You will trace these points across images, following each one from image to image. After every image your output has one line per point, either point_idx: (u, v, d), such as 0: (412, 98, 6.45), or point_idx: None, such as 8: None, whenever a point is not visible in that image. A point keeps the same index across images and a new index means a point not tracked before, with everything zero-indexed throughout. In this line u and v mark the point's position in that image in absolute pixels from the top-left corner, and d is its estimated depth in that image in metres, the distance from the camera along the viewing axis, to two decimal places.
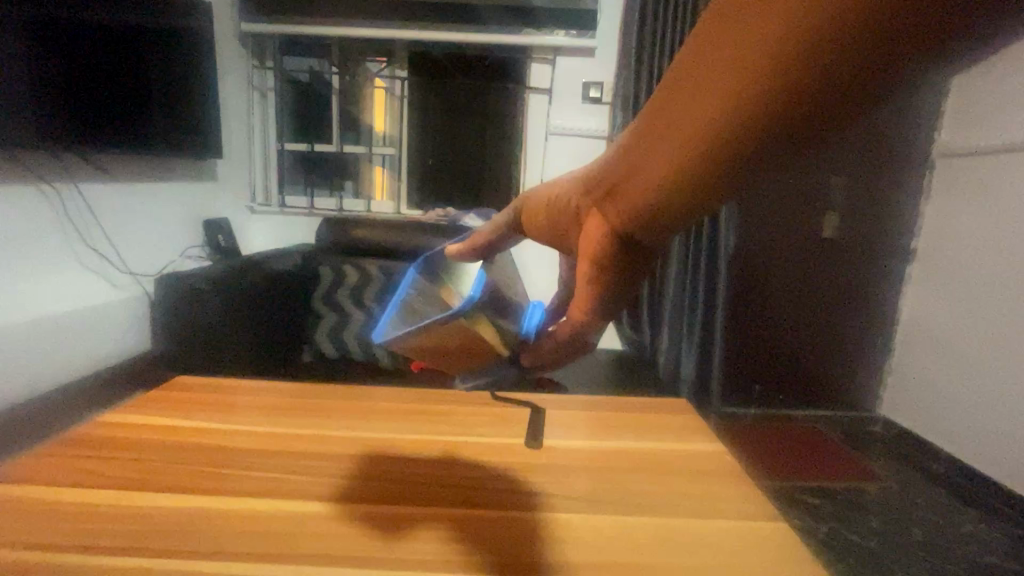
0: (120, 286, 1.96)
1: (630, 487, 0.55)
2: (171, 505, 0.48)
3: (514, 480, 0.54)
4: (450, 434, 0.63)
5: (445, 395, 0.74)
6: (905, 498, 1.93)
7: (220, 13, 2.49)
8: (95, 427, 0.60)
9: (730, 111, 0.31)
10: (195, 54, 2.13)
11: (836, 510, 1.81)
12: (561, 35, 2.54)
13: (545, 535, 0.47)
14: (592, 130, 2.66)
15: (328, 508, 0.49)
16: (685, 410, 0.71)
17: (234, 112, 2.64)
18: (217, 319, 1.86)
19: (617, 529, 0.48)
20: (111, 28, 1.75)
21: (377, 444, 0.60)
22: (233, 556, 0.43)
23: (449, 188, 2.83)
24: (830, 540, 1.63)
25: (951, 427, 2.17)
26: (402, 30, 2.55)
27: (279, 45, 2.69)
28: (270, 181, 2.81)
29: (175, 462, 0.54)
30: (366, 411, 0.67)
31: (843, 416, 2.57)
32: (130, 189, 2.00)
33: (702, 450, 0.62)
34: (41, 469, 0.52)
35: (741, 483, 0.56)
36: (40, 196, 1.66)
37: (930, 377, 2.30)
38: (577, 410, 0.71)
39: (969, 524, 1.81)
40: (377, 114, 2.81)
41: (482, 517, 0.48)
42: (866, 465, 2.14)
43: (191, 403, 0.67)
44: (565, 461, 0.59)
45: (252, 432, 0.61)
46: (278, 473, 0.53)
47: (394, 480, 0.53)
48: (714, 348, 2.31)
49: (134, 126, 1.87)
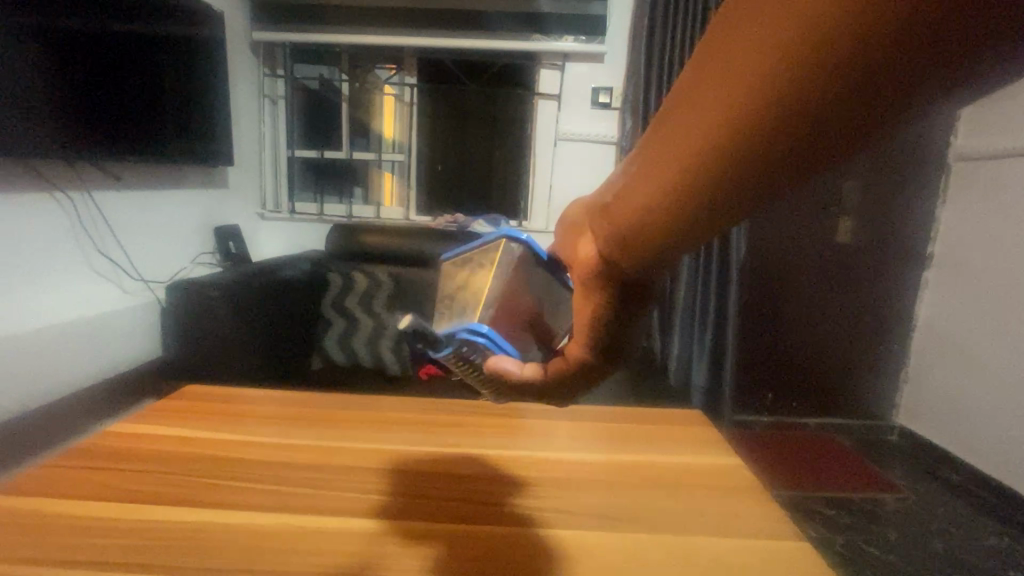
0: (131, 293, 1.97)
1: (643, 502, 0.53)
2: (175, 519, 0.47)
3: (523, 495, 0.53)
4: (458, 444, 0.62)
5: (457, 405, 0.73)
6: (923, 508, 1.89)
7: (232, 21, 2.52)
8: (100, 437, 0.60)
9: (722, 155, 0.28)
10: (206, 63, 2.17)
11: (854, 522, 1.77)
12: (570, 41, 2.54)
13: (558, 553, 0.46)
14: (602, 135, 2.64)
15: (336, 523, 0.48)
16: (695, 422, 0.70)
17: (245, 120, 2.67)
18: (228, 325, 1.87)
19: (639, 548, 0.47)
20: (129, 39, 1.79)
21: (384, 456, 0.59)
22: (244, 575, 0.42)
23: (458, 194, 2.84)
24: (847, 552, 1.60)
25: (966, 436, 2.13)
26: (411, 38, 2.56)
27: (290, 53, 2.72)
28: (280, 188, 2.84)
29: (186, 474, 0.54)
30: (377, 421, 0.67)
31: (858, 424, 2.53)
32: (143, 197, 2.03)
33: (716, 463, 0.60)
34: (46, 480, 0.52)
35: (763, 500, 0.54)
36: (54, 204, 1.69)
37: (946, 385, 2.26)
38: (587, 421, 0.69)
39: (992, 538, 1.76)
40: (385, 120, 2.81)
41: (492, 534, 0.47)
42: (882, 475, 2.11)
43: (202, 413, 0.67)
44: (576, 474, 0.57)
45: (258, 442, 0.61)
46: (286, 486, 0.53)
47: (408, 494, 0.52)
48: (726, 356, 2.28)
49: (148, 134, 1.90)
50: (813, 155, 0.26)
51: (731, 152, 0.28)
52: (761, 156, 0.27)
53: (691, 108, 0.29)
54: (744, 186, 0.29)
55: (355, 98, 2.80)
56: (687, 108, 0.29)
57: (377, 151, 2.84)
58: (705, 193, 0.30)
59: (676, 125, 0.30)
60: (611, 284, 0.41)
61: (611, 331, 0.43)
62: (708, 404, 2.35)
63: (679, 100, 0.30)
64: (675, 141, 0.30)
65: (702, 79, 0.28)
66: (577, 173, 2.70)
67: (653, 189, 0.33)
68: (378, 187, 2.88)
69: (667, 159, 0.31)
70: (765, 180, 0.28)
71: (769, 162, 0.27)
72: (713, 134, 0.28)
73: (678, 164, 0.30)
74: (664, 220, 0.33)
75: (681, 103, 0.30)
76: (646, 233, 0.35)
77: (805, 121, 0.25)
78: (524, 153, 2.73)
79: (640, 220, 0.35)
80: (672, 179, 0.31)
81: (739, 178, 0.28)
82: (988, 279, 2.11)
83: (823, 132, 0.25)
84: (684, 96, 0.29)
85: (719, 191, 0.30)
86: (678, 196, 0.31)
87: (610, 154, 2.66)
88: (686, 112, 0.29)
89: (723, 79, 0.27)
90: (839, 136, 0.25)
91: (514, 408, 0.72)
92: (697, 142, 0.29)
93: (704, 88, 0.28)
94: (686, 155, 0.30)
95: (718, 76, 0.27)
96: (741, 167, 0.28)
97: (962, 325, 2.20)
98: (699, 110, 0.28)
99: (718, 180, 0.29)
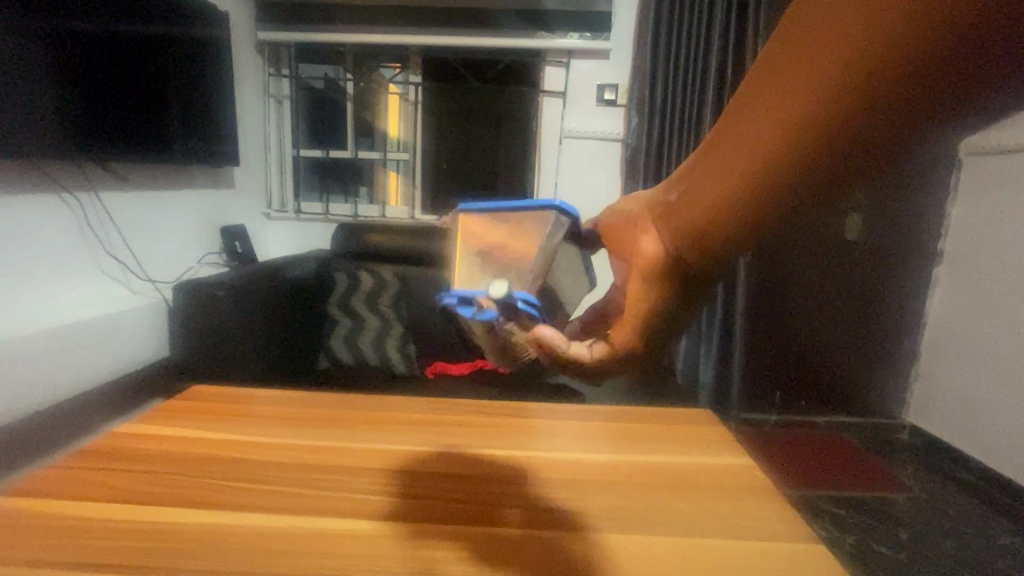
0: (139, 293, 1.99)
1: (657, 504, 0.52)
2: (187, 521, 0.47)
3: (535, 497, 0.52)
4: (469, 446, 0.61)
5: (462, 405, 0.72)
6: (934, 507, 1.87)
7: (239, 22, 2.52)
8: (110, 439, 0.60)
9: (808, 125, 0.26)
10: (211, 63, 2.17)
11: (863, 521, 1.75)
12: (575, 38, 2.52)
13: (573, 555, 0.45)
14: (607, 132, 2.63)
15: (348, 524, 0.47)
16: (707, 423, 0.69)
17: (250, 119, 2.68)
18: (233, 323, 1.87)
19: (645, 550, 0.46)
20: (134, 40, 1.80)
21: (394, 458, 0.58)
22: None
23: (464, 194, 2.84)
24: (857, 552, 1.58)
25: (976, 433, 2.10)
26: (414, 36, 2.56)
27: (295, 53, 2.73)
28: (286, 189, 2.85)
29: (190, 475, 0.54)
30: (386, 422, 0.66)
31: (867, 423, 2.51)
32: (149, 198, 2.04)
33: (729, 464, 0.59)
34: (56, 482, 0.52)
35: (774, 502, 0.53)
36: (61, 205, 1.70)
37: (956, 383, 2.23)
38: (598, 422, 0.69)
39: (1004, 537, 1.74)
40: (390, 120, 2.82)
41: (505, 537, 0.46)
42: (893, 474, 2.09)
43: (207, 414, 0.66)
44: (588, 475, 0.57)
45: (268, 443, 0.60)
46: (295, 489, 0.52)
47: (412, 497, 0.51)
48: (735, 354, 2.28)
49: (153, 134, 1.91)
50: (920, 107, 0.24)
51: (815, 121, 0.26)
52: (867, 114, 0.25)
53: (776, 78, 0.27)
54: (840, 151, 0.26)
55: (360, 97, 2.80)
56: (769, 81, 0.28)
57: (382, 150, 2.84)
58: (795, 163, 0.27)
59: (757, 98, 0.28)
60: (669, 280, 0.35)
61: (660, 330, 0.36)
62: (716, 403, 2.34)
63: (756, 76, 0.28)
64: (750, 122, 0.28)
65: (786, 49, 0.27)
66: (583, 170, 2.68)
67: (729, 170, 0.29)
68: (382, 185, 2.88)
69: (741, 135, 0.29)
70: (868, 142, 0.26)
71: (872, 119, 0.25)
72: (790, 105, 0.26)
73: (760, 136, 0.28)
74: (745, 198, 0.29)
75: (762, 78, 0.28)
76: (721, 215, 0.31)
77: (919, 63, 0.23)
78: (529, 151, 2.72)
79: (706, 211, 0.31)
80: (753, 156, 0.28)
81: (838, 141, 0.26)
82: (998, 275, 2.07)
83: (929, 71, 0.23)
84: (765, 71, 0.28)
85: (811, 159, 0.27)
86: (759, 171, 0.28)
87: (616, 151, 2.65)
88: (768, 83, 0.28)
89: (813, 43, 0.25)
90: (952, 78, 0.23)
91: (525, 410, 0.72)
92: (779, 107, 0.27)
93: (791, 55, 0.27)
94: (761, 135, 0.28)
95: (794, 53, 0.26)
96: (837, 128, 0.26)
97: (973, 323, 2.17)
98: (785, 81, 0.27)
99: (812, 147, 0.27)
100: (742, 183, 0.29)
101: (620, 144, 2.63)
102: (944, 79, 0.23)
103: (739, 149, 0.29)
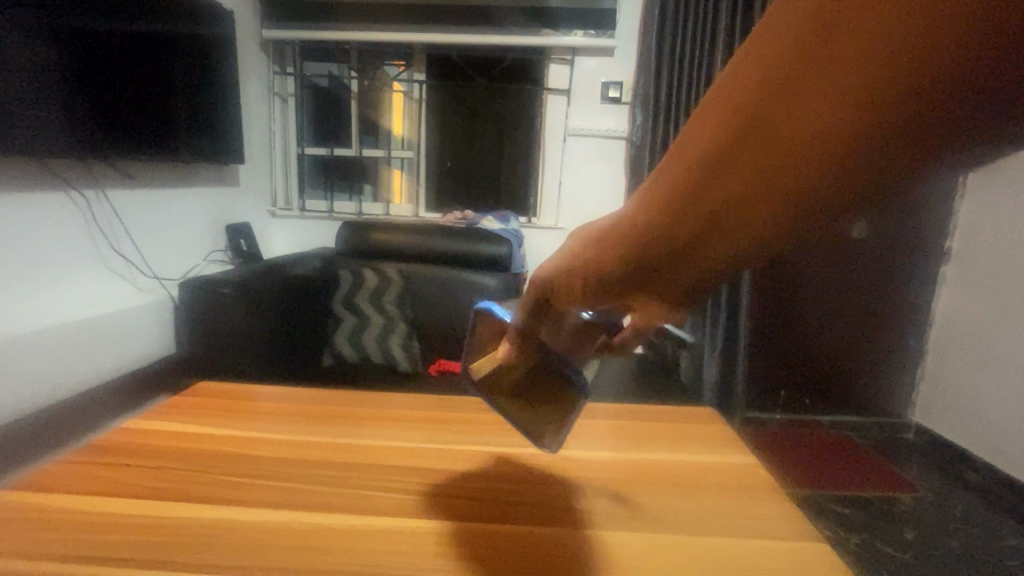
0: (145, 291, 2.00)
1: (659, 500, 0.52)
2: (194, 515, 0.48)
3: (536, 495, 0.52)
4: (472, 443, 0.61)
5: (464, 402, 0.73)
6: (941, 508, 1.86)
7: (244, 19, 2.52)
8: (116, 434, 0.61)
9: (777, 187, 0.22)
10: (216, 61, 2.19)
11: (868, 521, 1.74)
12: (579, 35, 2.51)
13: (574, 552, 0.45)
14: (611, 130, 2.62)
15: (352, 520, 0.48)
16: (708, 420, 0.69)
17: (255, 118, 2.68)
18: (240, 322, 1.90)
19: (649, 551, 0.45)
20: (142, 37, 1.81)
21: (397, 454, 0.58)
22: (261, 568, 0.42)
23: (468, 194, 2.87)
24: (861, 552, 1.57)
25: (979, 432, 2.09)
26: (419, 35, 2.56)
27: (300, 51, 2.73)
28: (292, 186, 2.85)
29: (193, 472, 0.54)
30: (390, 418, 0.67)
31: (871, 422, 2.50)
32: (155, 196, 2.05)
33: (731, 462, 0.60)
34: (64, 477, 0.52)
35: (778, 501, 0.53)
36: (68, 203, 1.71)
37: (962, 382, 2.22)
38: (599, 419, 0.69)
39: (1011, 537, 1.73)
40: (395, 117, 2.82)
41: (507, 532, 0.47)
42: (900, 474, 2.07)
43: (214, 410, 0.67)
44: (590, 472, 0.57)
45: (273, 439, 0.61)
46: (300, 484, 0.53)
47: (414, 493, 0.52)
48: (738, 355, 2.28)
49: (159, 131, 1.92)
50: (896, 167, 0.20)
51: (786, 183, 0.22)
52: (847, 168, 0.20)
53: (727, 126, 0.22)
54: (816, 207, 0.22)
55: (363, 95, 2.79)
56: (742, 110, 0.22)
57: (386, 148, 2.85)
58: (763, 221, 0.23)
59: (729, 148, 0.22)
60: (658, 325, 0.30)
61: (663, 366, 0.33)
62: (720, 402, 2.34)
63: (722, 119, 0.22)
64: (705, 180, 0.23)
65: (759, 88, 0.21)
66: (587, 169, 2.68)
67: (706, 233, 0.25)
68: (386, 183, 2.88)
69: (717, 194, 0.23)
70: (841, 201, 0.22)
71: (847, 176, 0.21)
72: (753, 165, 0.22)
73: (737, 193, 0.23)
74: (716, 257, 0.25)
75: (731, 124, 0.22)
76: (691, 272, 0.27)
77: (907, 119, 0.18)
78: (534, 149, 2.72)
79: (671, 272, 0.27)
80: (740, 218, 0.23)
81: (806, 197, 0.22)
82: (1004, 274, 2.06)
83: (913, 143, 0.19)
84: (714, 114, 0.23)
85: (780, 217, 0.23)
86: (725, 229, 0.24)
87: (621, 149, 2.64)
88: (744, 132, 0.22)
89: (796, 83, 0.20)
90: (939, 144, 0.19)
91: None
92: (741, 166, 0.22)
93: (771, 98, 0.21)
94: (724, 197, 0.23)
95: (745, 103, 0.22)
96: (809, 192, 0.22)
97: (979, 322, 2.16)
98: (766, 130, 0.21)
99: (802, 200, 0.22)
100: (702, 241, 0.25)
101: (624, 142, 2.62)
102: (965, 127, 0.18)
103: (719, 211, 0.24)
